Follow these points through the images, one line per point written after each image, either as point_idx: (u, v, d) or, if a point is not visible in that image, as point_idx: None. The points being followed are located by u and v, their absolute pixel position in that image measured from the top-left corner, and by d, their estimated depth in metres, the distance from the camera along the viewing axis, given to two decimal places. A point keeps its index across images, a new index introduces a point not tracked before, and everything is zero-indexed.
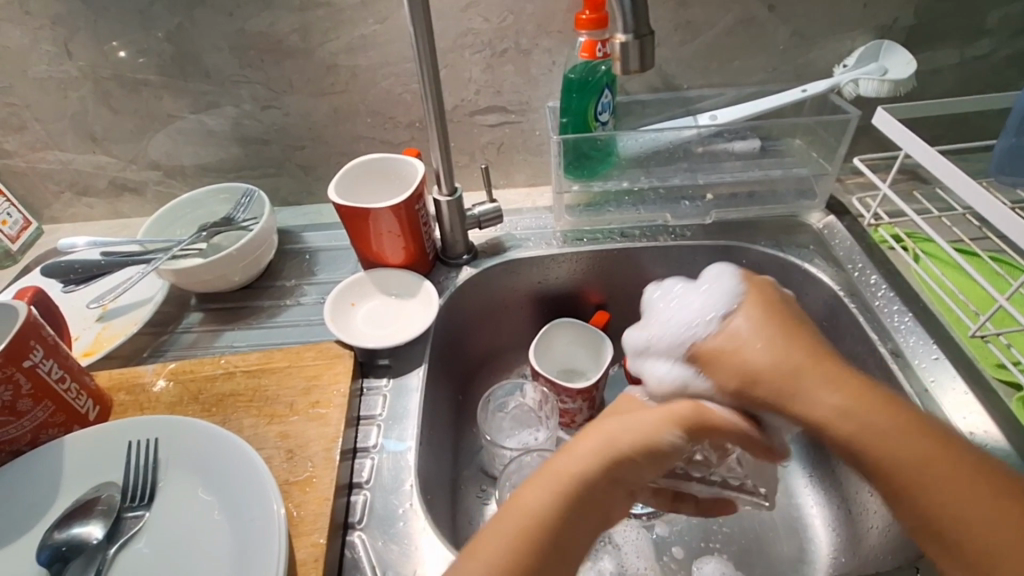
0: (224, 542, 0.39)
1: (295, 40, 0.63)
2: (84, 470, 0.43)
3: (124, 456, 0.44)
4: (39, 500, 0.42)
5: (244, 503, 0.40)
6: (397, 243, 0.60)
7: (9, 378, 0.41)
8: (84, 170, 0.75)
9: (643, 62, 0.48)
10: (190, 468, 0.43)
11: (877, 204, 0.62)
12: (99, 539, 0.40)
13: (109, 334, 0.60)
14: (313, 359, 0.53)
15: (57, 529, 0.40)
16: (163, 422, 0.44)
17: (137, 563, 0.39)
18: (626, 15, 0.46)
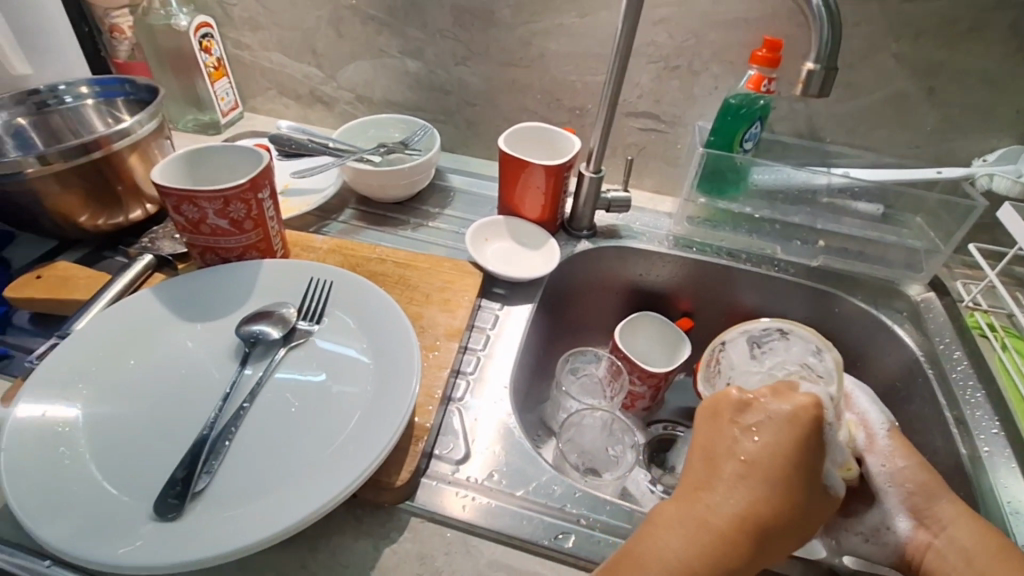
0: (367, 369, 0.48)
1: (505, 14, 0.74)
2: (275, 289, 0.55)
3: (303, 287, 0.55)
4: (237, 299, 0.54)
5: (391, 345, 0.49)
6: (538, 200, 0.70)
7: (249, 203, 0.53)
8: (294, 75, 0.90)
9: (823, 90, 0.48)
10: (350, 310, 0.53)
11: (980, 291, 0.65)
12: (278, 337, 0.50)
13: (288, 206, 0.73)
14: (450, 269, 0.63)
15: (247, 322, 0.51)
16: (339, 272, 0.56)
17: (299, 364, 0.49)
18: (823, 44, 0.45)
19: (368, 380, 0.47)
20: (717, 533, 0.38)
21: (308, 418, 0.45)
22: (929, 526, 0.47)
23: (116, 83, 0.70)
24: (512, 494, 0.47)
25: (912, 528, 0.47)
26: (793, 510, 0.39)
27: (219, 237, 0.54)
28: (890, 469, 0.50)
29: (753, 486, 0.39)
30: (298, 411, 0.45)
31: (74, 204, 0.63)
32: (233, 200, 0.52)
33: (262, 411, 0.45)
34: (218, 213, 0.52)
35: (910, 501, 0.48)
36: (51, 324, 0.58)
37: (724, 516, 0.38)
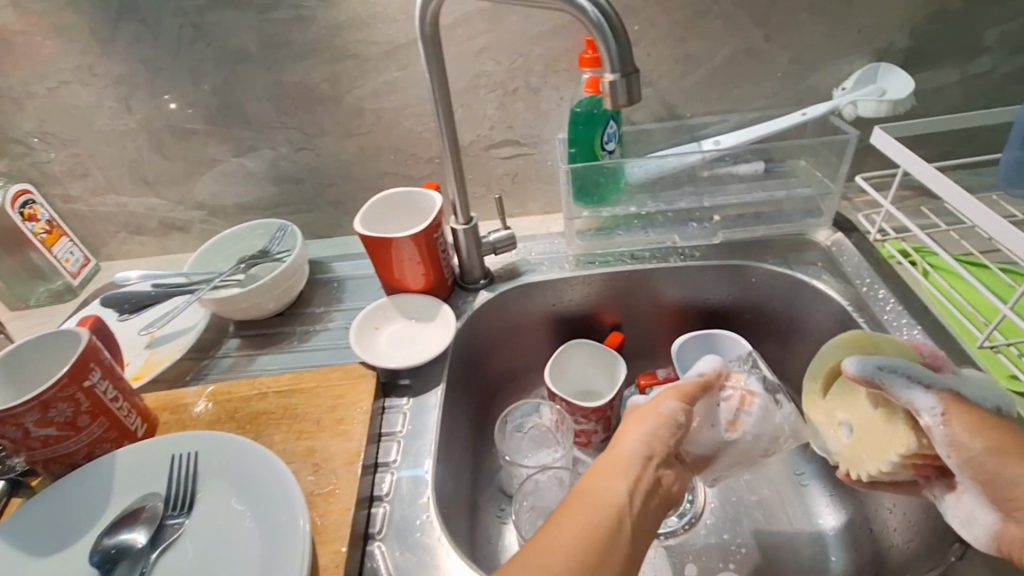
0: (255, 547, 0.42)
1: (326, 88, 0.69)
2: (133, 481, 0.47)
3: (168, 468, 0.48)
4: (91, 507, 0.46)
5: (274, 511, 0.43)
6: (417, 270, 0.64)
7: (75, 397, 0.46)
8: (138, 211, 0.83)
9: (632, 99, 0.42)
10: (226, 479, 0.46)
11: (882, 219, 0.63)
12: (144, 544, 0.43)
13: (157, 359, 0.66)
14: (339, 379, 0.57)
15: (106, 535, 0.44)
16: (205, 438, 0.48)
17: (177, 565, 0.43)
18: (612, 52, 0.40)
19: (258, 560, 0.41)
20: (608, 501, 0.39)
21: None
22: (1020, 519, 0.37)
23: None
24: None
25: (999, 519, 0.38)
26: (668, 434, 0.44)
27: (54, 445, 0.47)
28: (957, 461, 0.38)
29: (630, 418, 0.46)
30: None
31: None
32: (51, 403, 0.45)
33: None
34: (40, 421, 0.45)
35: (992, 492, 0.38)
36: None
37: (605, 488, 0.40)
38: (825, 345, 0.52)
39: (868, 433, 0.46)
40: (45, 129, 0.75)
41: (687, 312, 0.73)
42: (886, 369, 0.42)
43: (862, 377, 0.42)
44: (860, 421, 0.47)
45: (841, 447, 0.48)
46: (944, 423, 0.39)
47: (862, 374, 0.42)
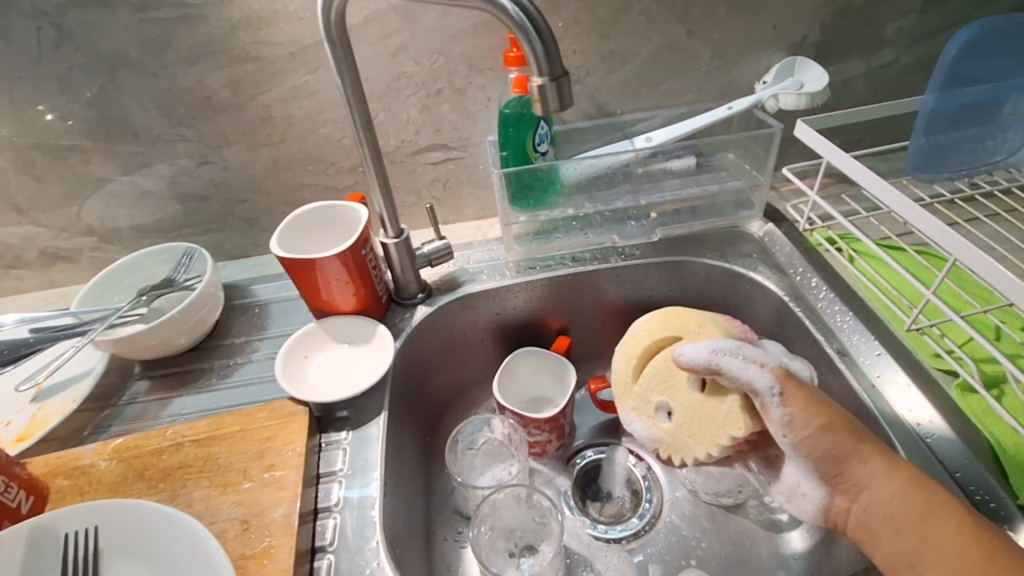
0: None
1: (226, 95, 0.62)
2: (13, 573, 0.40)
3: (61, 550, 0.40)
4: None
5: None
6: (347, 290, 0.59)
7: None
8: (12, 243, 0.72)
9: (564, 104, 0.41)
10: (133, 556, 0.40)
11: (809, 210, 0.65)
12: None
13: (46, 415, 0.57)
14: (267, 419, 0.51)
15: None
16: (93, 509, 0.41)
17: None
18: (539, 55, 0.39)
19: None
20: None
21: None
22: (844, 492, 0.42)
23: None
24: None
25: (826, 494, 0.43)
26: None
27: None
28: (792, 438, 0.42)
29: None
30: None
31: None
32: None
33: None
34: None
35: (822, 470, 0.43)
36: None
37: None
38: (636, 328, 0.56)
39: (693, 414, 0.49)
40: None
41: (630, 310, 0.72)
42: (721, 354, 0.44)
43: (695, 366, 0.45)
44: (681, 406, 0.50)
45: (660, 431, 0.52)
46: (781, 404, 0.43)
47: (699, 363, 0.45)
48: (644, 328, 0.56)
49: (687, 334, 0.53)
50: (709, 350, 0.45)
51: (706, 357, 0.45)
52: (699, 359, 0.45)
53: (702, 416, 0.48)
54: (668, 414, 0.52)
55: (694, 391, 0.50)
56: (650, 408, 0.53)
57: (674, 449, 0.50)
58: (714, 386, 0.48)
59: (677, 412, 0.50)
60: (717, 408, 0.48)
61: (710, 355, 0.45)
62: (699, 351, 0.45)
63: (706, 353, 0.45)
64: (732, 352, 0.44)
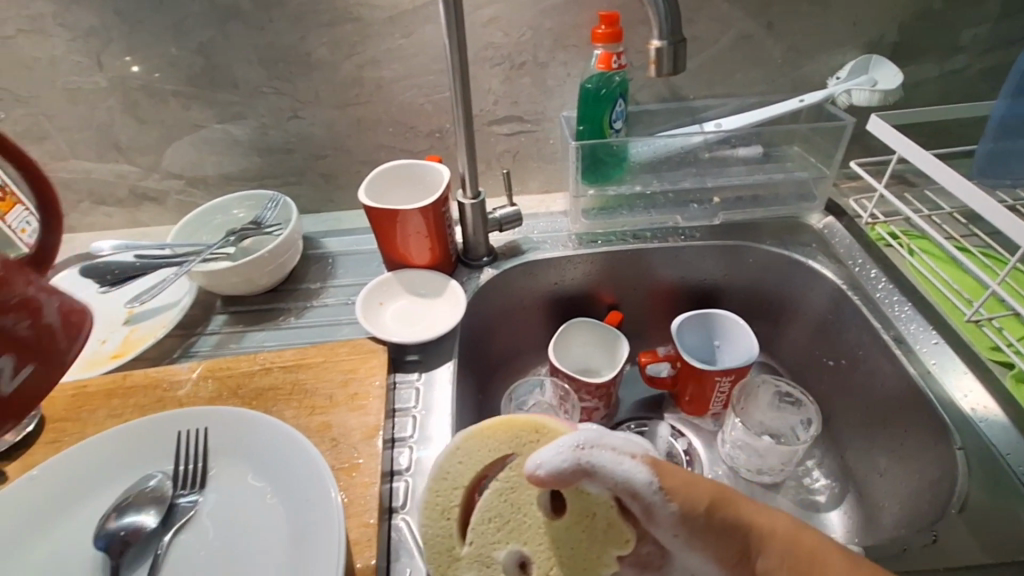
0: (281, 526, 0.40)
1: (324, 53, 0.66)
2: (132, 462, 0.45)
3: (176, 445, 0.45)
4: (88, 485, 0.43)
5: (297, 488, 0.41)
6: (423, 245, 0.63)
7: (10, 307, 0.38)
8: (106, 179, 0.76)
9: (677, 66, 0.45)
10: (239, 455, 0.44)
11: (873, 204, 0.67)
12: (155, 525, 0.41)
13: (138, 336, 0.62)
14: (347, 354, 0.55)
15: (111, 518, 0.41)
16: (206, 414, 0.46)
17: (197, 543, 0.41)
18: (662, 18, 0.43)
19: (286, 536, 0.40)
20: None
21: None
22: None
23: None
24: None
25: None
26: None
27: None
28: None
29: None
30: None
31: None
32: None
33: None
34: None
35: None
36: None
37: None
38: (441, 456, 0.35)
39: (562, 560, 0.32)
40: None
41: (683, 292, 0.74)
42: (584, 448, 0.30)
43: (555, 476, 0.30)
44: (534, 548, 0.32)
45: None
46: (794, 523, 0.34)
47: (560, 474, 0.30)
48: (454, 454, 0.34)
49: (519, 446, 0.34)
50: (571, 449, 0.30)
51: (579, 458, 0.30)
52: (557, 461, 0.30)
53: (572, 556, 0.32)
54: (524, 567, 0.33)
55: (553, 518, 0.33)
56: (558, 562, 0.32)
57: None
58: (581, 495, 0.32)
59: (537, 560, 0.32)
60: (588, 530, 0.32)
61: (566, 457, 0.30)
62: (553, 453, 0.30)
63: (571, 446, 0.31)
64: (601, 443, 0.31)
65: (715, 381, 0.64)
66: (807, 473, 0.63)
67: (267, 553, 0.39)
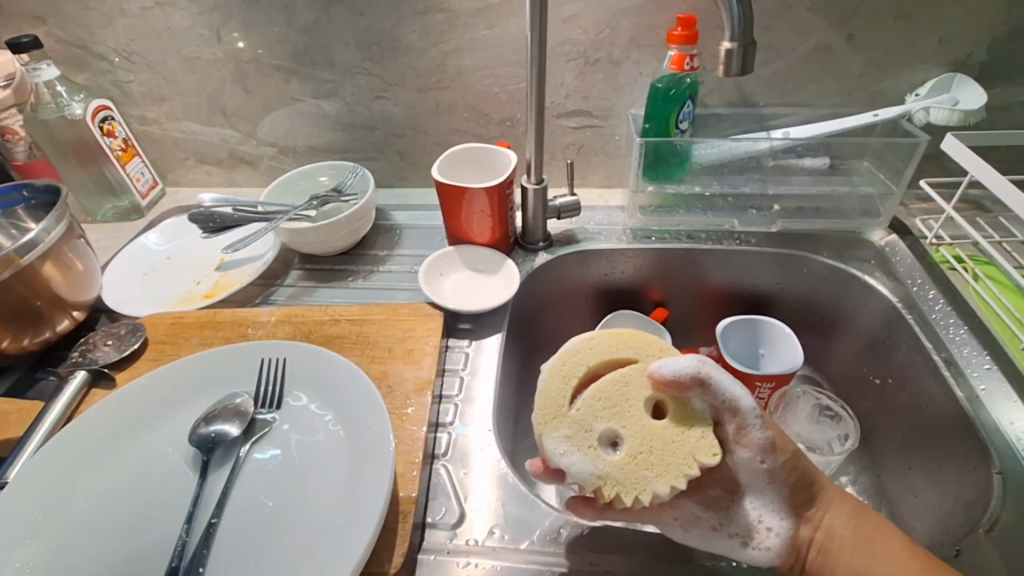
0: (341, 445, 0.46)
1: (413, 39, 0.71)
2: (222, 380, 0.52)
3: (258, 371, 0.52)
4: (185, 395, 0.51)
5: (358, 416, 0.46)
6: (485, 223, 0.67)
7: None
8: (210, 141, 0.85)
9: (745, 67, 0.46)
10: (310, 385, 0.51)
11: (939, 226, 0.66)
12: (237, 434, 0.48)
13: (227, 281, 0.70)
14: (408, 315, 0.61)
15: (202, 424, 0.49)
16: (288, 346, 0.52)
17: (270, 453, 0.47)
18: (734, 22, 0.45)
19: (345, 455, 0.45)
20: None
21: (288, 512, 0.43)
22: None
23: (12, 190, 0.65)
24: (517, 549, 0.43)
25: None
26: None
27: None
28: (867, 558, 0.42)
29: None
30: (275, 512, 0.43)
31: None
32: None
33: (238, 518, 0.43)
34: None
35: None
36: None
37: None
38: (574, 342, 0.40)
39: (653, 446, 0.35)
40: (134, 49, 0.77)
41: (733, 297, 0.75)
42: (708, 363, 0.35)
43: (681, 372, 0.35)
44: (631, 431, 0.35)
45: (606, 467, 0.34)
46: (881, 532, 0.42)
47: (688, 372, 0.35)
48: (588, 341, 0.40)
49: (644, 356, 0.39)
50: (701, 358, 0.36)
51: (703, 367, 0.35)
52: (685, 362, 0.35)
53: (662, 445, 0.35)
54: (613, 447, 0.36)
55: (652, 419, 0.36)
56: (639, 444, 0.35)
57: (627, 491, 0.34)
58: (682, 406, 0.36)
59: (628, 442, 0.35)
60: (683, 435, 0.35)
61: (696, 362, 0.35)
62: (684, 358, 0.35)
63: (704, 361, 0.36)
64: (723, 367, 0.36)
65: (756, 386, 0.63)
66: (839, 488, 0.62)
67: (329, 466, 0.45)
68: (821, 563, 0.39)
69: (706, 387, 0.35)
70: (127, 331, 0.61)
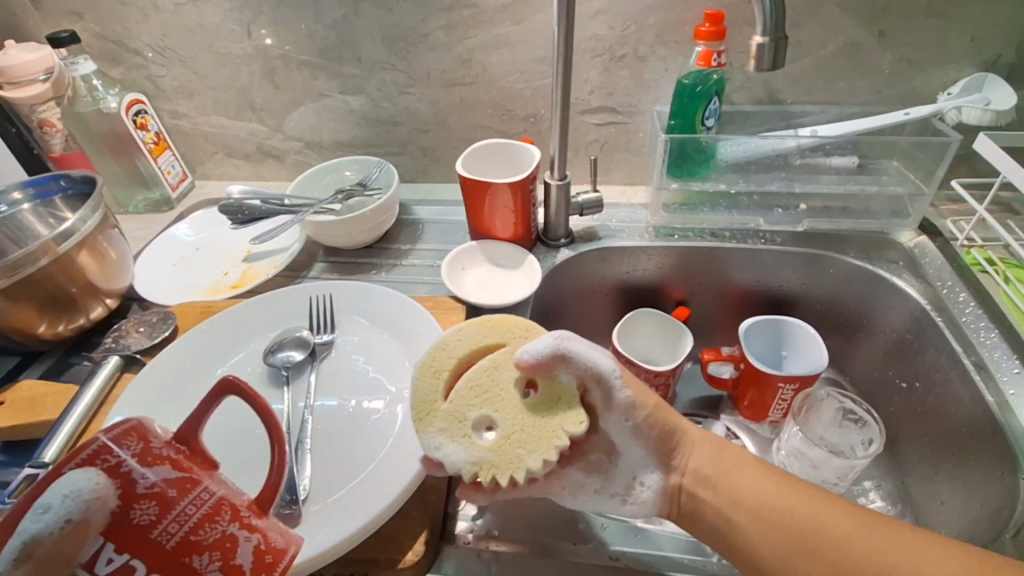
0: (400, 356, 0.53)
1: (439, 35, 0.72)
2: (274, 326, 0.58)
3: (309, 307, 0.58)
4: (255, 330, 0.57)
5: (413, 333, 0.54)
6: (508, 219, 0.67)
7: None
8: (239, 135, 0.87)
9: (774, 63, 0.46)
10: (361, 315, 0.57)
11: (972, 227, 0.65)
12: (306, 356, 0.53)
13: (254, 272, 0.71)
14: (431, 308, 0.61)
15: (271, 353, 0.54)
16: (333, 283, 0.59)
17: (339, 369, 0.53)
18: (764, 15, 0.44)
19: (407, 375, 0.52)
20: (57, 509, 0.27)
21: (369, 410, 0.49)
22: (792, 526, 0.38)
23: (51, 181, 0.67)
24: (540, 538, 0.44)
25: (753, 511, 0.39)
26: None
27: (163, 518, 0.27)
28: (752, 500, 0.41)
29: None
30: (357, 410, 0.49)
31: (29, 316, 0.58)
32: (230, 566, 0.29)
33: (322, 419, 0.48)
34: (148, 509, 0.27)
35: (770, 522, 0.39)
36: (24, 451, 0.55)
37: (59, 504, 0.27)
38: (441, 336, 0.41)
39: (522, 426, 0.36)
40: (167, 45, 0.79)
41: (756, 296, 0.74)
42: (565, 339, 0.37)
43: (541, 357, 0.36)
44: (504, 416, 0.37)
45: (479, 453, 0.36)
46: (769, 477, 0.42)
47: (546, 356, 0.36)
48: (457, 333, 0.41)
49: (512, 339, 0.40)
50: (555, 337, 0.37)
51: (562, 347, 0.36)
52: (538, 343, 0.36)
53: (531, 428, 0.36)
54: (488, 432, 0.37)
55: (522, 400, 0.37)
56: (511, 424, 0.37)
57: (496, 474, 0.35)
58: (546, 386, 0.37)
59: (501, 425, 0.37)
60: (548, 415, 0.37)
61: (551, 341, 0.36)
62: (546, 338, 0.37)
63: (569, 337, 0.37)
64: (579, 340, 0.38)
65: (778, 387, 0.64)
66: (863, 493, 0.61)
67: (393, 376, 0.52)
68: (692, 505, 0.40)
69: (569, 365, 0.36)
70: (158, 320, 0.63)
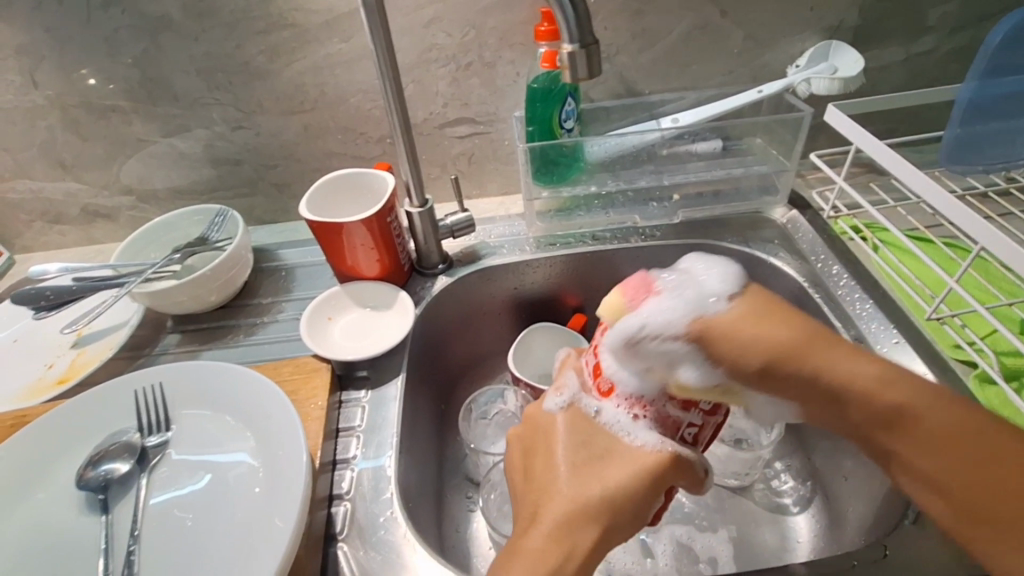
0: (248, 445, 0.47)
1: (262, 61, 0.64)
2: (90, 431, 0.48)
3: (135, 403, 0.50)
4: (64, 445, 0.47)
5: (262, 415, 0.47)
6: (371, 256, 0.61)
7: (579, 368, 0.45)
8: (55, 198, 0.75)
9: (592, 71, 0.45)
10: (198, 400, 0.50)
11: (836, 197, 0.66)
12: (131, 467, 0.46)
13: (85, 360, 0.61)
14: (291, 374, 0.54)
15: (87, 469, 0.46)
16: (161, 368, 0.51)
17: (177, 472, 0.46)
18: (569, 23, 0.43)
19: (256, 466, 0.45)
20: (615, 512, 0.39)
21: (207, 523, 0.43)
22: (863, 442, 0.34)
23: None
24: None
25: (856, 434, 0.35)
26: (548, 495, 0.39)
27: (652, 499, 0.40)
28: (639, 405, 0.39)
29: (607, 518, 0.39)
30: (195, 523, 0.43)
31: None
32: (589, 390, 0.43)
33: (156, 542, 0.42)
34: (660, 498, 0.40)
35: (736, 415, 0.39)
36: None
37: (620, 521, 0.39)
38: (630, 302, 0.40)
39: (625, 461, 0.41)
40: None
41: None
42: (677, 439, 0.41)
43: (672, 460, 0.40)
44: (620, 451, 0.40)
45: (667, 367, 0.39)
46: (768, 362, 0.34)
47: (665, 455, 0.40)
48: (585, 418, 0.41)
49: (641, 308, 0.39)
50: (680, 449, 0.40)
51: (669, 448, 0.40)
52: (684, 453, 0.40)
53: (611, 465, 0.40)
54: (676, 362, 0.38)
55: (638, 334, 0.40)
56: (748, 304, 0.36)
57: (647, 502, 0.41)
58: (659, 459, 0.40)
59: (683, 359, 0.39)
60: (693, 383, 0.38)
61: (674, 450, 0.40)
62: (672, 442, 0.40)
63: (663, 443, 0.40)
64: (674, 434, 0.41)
65: None
66: (774, 475, 0.61)
67: (238, 474, 0.45)
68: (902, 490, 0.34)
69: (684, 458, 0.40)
70: None
